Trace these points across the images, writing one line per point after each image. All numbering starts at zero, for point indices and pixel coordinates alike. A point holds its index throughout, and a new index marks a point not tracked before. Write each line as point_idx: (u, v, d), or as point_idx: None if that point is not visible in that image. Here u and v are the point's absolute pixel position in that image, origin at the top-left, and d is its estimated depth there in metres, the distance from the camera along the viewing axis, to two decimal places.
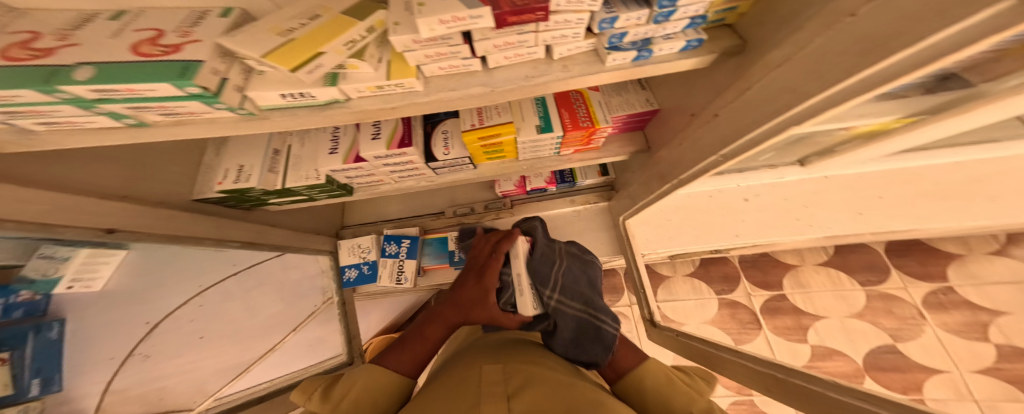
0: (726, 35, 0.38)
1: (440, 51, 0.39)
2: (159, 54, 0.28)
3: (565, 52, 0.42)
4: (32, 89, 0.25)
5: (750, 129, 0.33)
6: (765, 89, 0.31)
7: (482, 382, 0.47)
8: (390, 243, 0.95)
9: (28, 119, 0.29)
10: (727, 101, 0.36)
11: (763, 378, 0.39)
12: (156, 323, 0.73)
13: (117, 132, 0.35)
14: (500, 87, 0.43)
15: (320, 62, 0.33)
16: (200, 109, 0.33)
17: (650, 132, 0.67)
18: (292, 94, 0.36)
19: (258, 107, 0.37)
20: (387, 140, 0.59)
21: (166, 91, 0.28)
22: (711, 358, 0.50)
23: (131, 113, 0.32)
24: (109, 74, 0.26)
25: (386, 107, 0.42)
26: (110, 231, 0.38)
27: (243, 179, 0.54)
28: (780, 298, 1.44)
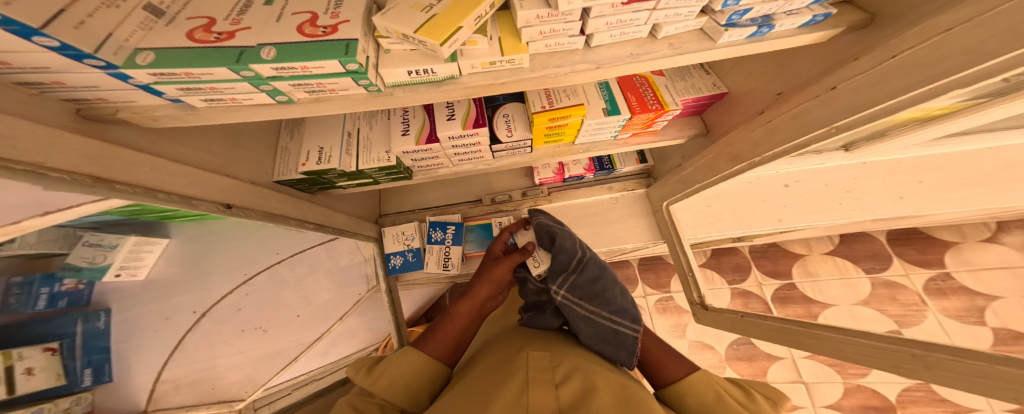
0: (850, 11, 0.39)
1: (556, 27, 0.40)
2: (321, 34, 0.31)
3: (672, 31, 0.43)
4: (226, 67, 0.28)
5: (871, 105, 0.34)
6: (891, 66, 0.32)
7: (527, 365, 0.43)
8: (436, 230, 0.95)
9: (201, 94, 0.32)
10: (846, 75, 0.37)
11: (891, 355, 0.40)
12: (203, 312, 0.68)
13: (264, 108, 0.37)
14: (606, 64, 0.44)
15: (457, 37, 0.33)
16: (344, 86, 0.35)
17: (711, 116, 0.68)
18: (416, 71, 0.36)
19: (383, 83, 0.38)
20: (462, 121, 0.59)
21: (330, 68, 0.30)
22: (798, 337, 0.54)
23: (287, 90, 0.34)
24: (284, 53, 0.29)
25: (495, 82, 0.42)
26: (229, 207, 0.40)
27: (324, 160, 0.53)
28: (790, 287, 1.49)
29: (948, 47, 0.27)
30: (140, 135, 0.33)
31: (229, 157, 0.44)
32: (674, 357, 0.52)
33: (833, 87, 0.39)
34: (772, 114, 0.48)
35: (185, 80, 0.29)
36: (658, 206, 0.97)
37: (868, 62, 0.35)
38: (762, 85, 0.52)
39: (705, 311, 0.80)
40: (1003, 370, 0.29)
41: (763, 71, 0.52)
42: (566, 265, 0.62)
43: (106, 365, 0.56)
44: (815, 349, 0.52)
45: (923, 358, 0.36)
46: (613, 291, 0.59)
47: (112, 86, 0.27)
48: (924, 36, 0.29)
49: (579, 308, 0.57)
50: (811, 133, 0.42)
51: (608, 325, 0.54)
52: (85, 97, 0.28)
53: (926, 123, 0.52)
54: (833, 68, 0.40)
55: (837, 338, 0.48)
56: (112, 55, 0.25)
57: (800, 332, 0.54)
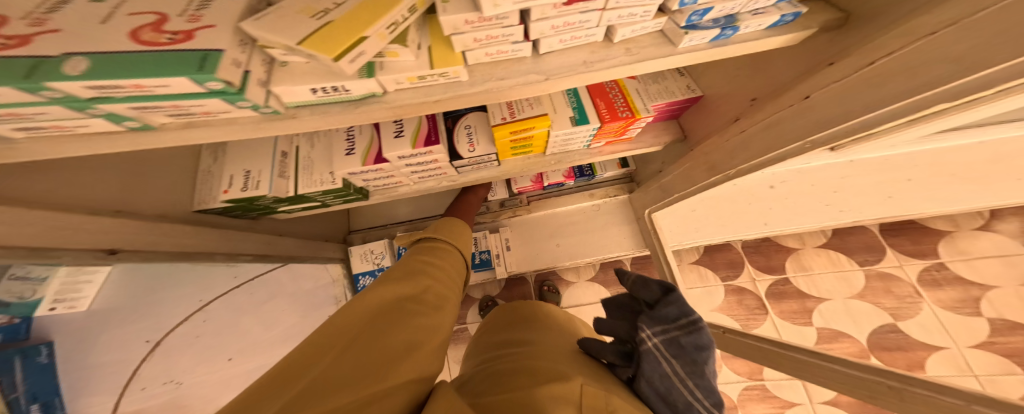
0: (822, 10, 0.34)
1: (493, 34, 0.34)
2: (166, 42, 0.21)
3: (628, 34, 0.37)
4: (9, 87, 0.18)
5: (851, 118, 0.29)
6: (868, 74, 0.27)
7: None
8: (406, 248, 0.90)
9: (11, 124, 0.23)
10: (822, 83, 0.32)
11: (862, 384, 0.37)
12: (156, 341, 0.72)
13: (114, 142, 0.28)
14: (554, 75, 0.38)
15: (363, 49, 0.26)
16: (221, 109, 0.26)
17: (687, 120, 0.63)
18: (324, 89, 0.28)
19: (285, 104, 0.30)
20: (412, 138, 0.53)
21: (181, 86, 0.21)
22: (778, 358, 0.50)
23: (136, 115, 0.25)
24: (104, 66, 0.19)
25: (428, 100, 0.35)
26: (113, 252, 0.33)
27: (252, 185, 0.48)
28: (783, 282, 1.41)
29: (933, 54, 0.22)
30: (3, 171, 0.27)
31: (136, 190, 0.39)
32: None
33: (808, 95, 0.34)
34: (747, 122, 0.44)
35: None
36: (641, 213, 0.92)
37: (845, 67, 0.30)
38: (738, 87, 0.48)
39: None
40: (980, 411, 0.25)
41: (738, 73, 0.47)
42: (669, 310, 0.49)
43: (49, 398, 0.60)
44: (794, 372, 0.47)
45: (899, 392, 0.32)
46: (708, 359, 0.45)
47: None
48: (904, 39, 0.24)
49: (664, 365, 0.45)
50: (786, 145, 0.38)
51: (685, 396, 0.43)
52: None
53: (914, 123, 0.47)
54: (808, 74, 0.36)
55: (811, 362, 0.44)
56: None
57: (779, 354, 0.49)
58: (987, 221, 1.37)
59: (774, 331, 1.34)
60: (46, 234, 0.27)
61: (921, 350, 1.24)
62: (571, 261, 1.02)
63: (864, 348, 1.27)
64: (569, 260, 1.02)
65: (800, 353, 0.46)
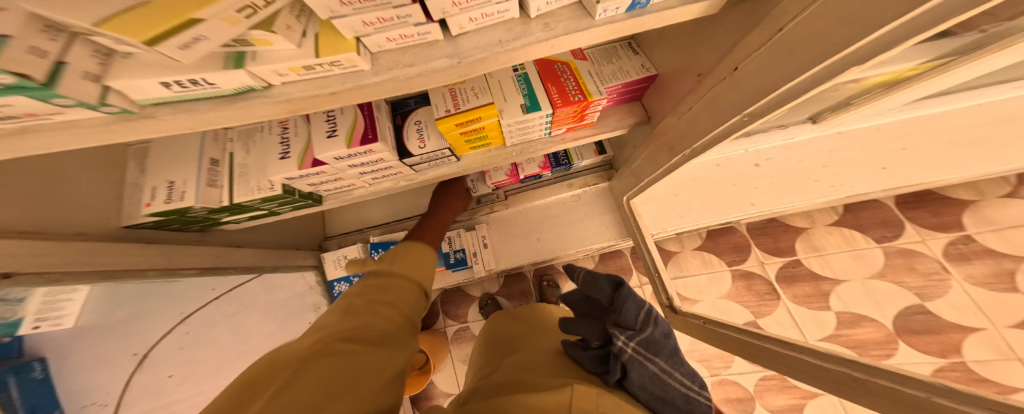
0: None
1: (383, 15, 0.30)
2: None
3: (543, 7, 0.33)
4: None
5: (777, 85, 0.27)
6: (781, 41, 0.26)
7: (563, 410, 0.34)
8: (379, 252, 0.88)
9: None
10: (744, 53, 0.31)
11: (833, 376, 0.34)
12: (145, 353, 0.65)
13: None
14: (468, 57, 0.34)
15: (199, 33, 0.22)
16: (37, 109, 0.22)
17: (650, 100, 0.57)
18: (179, 82, 0.25)
19: (135, 101, 0.27)
20: (346, 138, 0.50)
21: None
22: (750, 349, 0.47)
23: None
24: None
25: (322, 93, 0.32)
26: (6, 276, 0.30)
27: (177, 197, 0.46)
28: (794, 264, 1.33)
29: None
30: None
31: (48, 211, 0.37)
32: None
33: (735, 68, 0.32)
34: (691, 99, 0.41)
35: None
36: (620, 201, 0.87)
37: (759, 36, 0.28)
38: (681, 63, 0.44)
39: (674, 314, 0.72)
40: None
41: (679, 45, 0.43)
42: (633, 313, 0.51)
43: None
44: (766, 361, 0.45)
45: (864, 383, 0.31)
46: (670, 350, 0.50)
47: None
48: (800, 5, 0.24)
49: (647, 368, 0.45)
50: (727, 120, 0.35)
51: (683, 391, 0.45)
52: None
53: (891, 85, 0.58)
54: (731, 46, 0.34)
55: (780, 352, 0.42)
56: None
57: (751, 344, 0.47)
58: (1016, 187, 1.28)
59: (787, 317, 1.25)
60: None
61: (955, 333, 1.12)
62: (552, 255, 0.98)
63: (890, 333, 1.17)
64: (551, 255, 0.98)
65: (770, 343, 0.44)
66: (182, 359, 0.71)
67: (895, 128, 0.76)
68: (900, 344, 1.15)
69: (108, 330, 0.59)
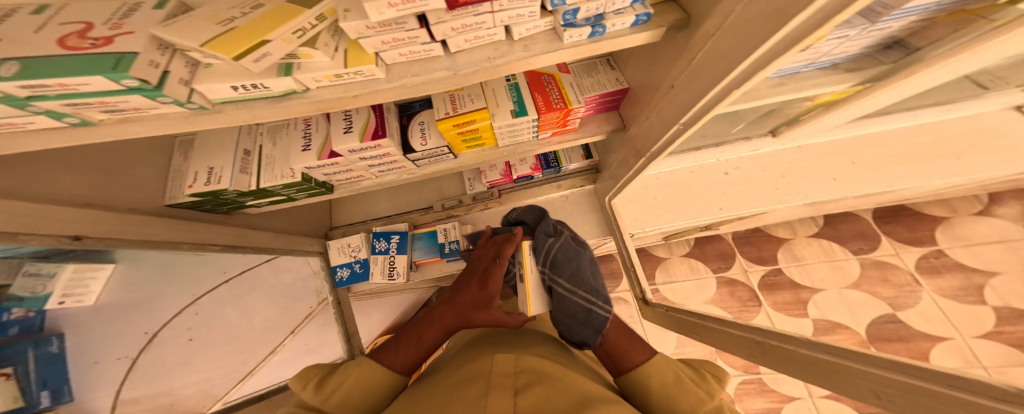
0: (671, 9, 0.37)
1: (398, 36, 0.38)
2: (88, 47, 0.26)
3: (525, 32, 0.41)
4: None
5: (694, 103, 0.33)
6: (696, 66, 0.32)
7: (493, 372, 0.46)
8: (380, 240, 0.96)
9: None
10: (675, 74, 0.37)
11: (747, 342, 0.42)
12: (156, 333, 0.68)
13: (64, 133, 0.32)
14: (462, 70, 0.43)
15: (267, 50, 0.31)
16: (144, 104, 0.30)
17: (624, 111, 0.65)
18: (244, 86, 0.34)
19: (210, 101, 0.35)
20: (360, 133, 0.58)
21: (102, 85, 0.26)
22: (699, 329, 0.54)
23: (72, 111, 0.29)
24: (38, 70, 0.24)
25: (347, 96, 0.41)
26: (77, 238, 0.37)
27: (215, 180, 0.53)
28: (777, 273, 1.41)
29: (724, 43, 0.26)
30: None
31: (108, 186, 0.44)
32: (637, 342, 0.56)
33: (670, 85, 0.38)
34: (649, 110, 0.47)
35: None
36: (603, 202, 0.94)
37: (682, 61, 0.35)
38: (644, 80, 0.50)
39: (645, 306, 0.79)
40: (841, 364, 0.28)
41: (642, 64, 0.50)
42: (552, 242, 0.74)
43: (63, 386, 0.57)
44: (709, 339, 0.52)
45: (767, 347, 0.38)
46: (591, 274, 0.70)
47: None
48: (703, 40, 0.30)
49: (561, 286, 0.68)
50: (669, 130, 0.41)
51: (585, 305, 0.63)
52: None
53: (832, 106, 0.64)
54: (672, 66, 0.40)
55: (718, 329, 0.49)
56: None
57: (699, 325, 0.54)
58: (986, 206, 1.39)
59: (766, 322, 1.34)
60: (28, 219, 0.32)
61: (924, 341, 1.23)
62: None
63: (863, 340, 1.26)
64: None
65: (712, 323, 0.51)
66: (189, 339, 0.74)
67: (851, 145, 0.85)
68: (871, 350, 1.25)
69: (127, 310, 0.62)
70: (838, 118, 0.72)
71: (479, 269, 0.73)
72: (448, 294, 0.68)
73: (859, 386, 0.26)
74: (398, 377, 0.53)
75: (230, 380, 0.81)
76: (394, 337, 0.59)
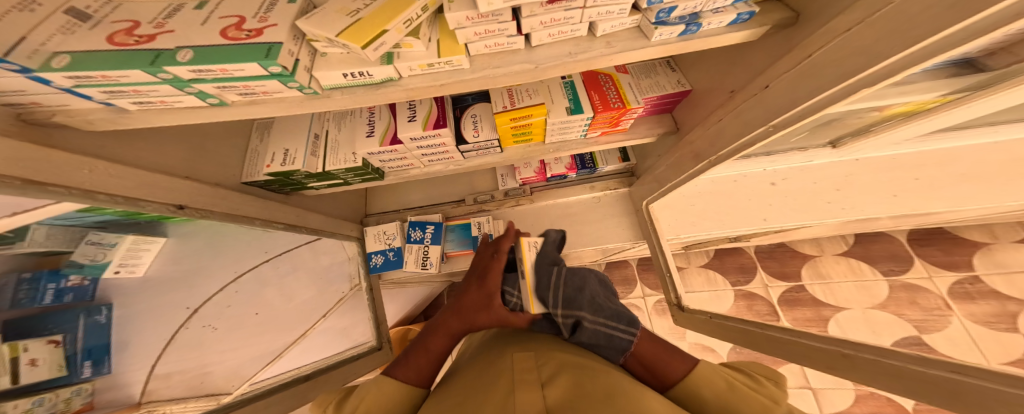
0: (776, 8, 0.36)
1: (490, 28, 0.41)
2: (244, 38, 0.32)
3: (607, 29, 0.42)
4: (140, 69, 0.28)
5: (798, 103, 0.30)
6: (808, 65, 0.29)
7: (516, 369, 0.52)
8: (415, 230, 0.97)
9: (130, 98, 0.32)
10: (775, 73, 0.34)
11: (825, 355, 0.35)
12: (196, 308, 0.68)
13: (200, 113, 0.37)
14: (543, 64, 0.43)
15: (384, 40, 0.36)
16: (275, 88, 0.35)
17: (680, 113, 0.65)
18: (352, 73, 0.38)
19: (321, 86, 0.39)
20: (423, 122, 0.60)
21: (252, 71, 0.31)
22: (757, 338, 0.48)
23: (216, 93, 0.34)
24: (205, 56, 0.29)
25: (435, 84, 0.44)
26: (180, 207, 0.39)
27: (289, 162, 0.55)
28: (798, 290, 1.53)
29: (855, 44, 0.24)
30: (90, 142, 0.33)
31: (196, 161, 0.45)
32: (673, 353, 0.56)
33: (766, 85, 0.35)
34: (723, 112, 0.45)
35: (106, 82, 0.29)
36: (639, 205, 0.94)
37: (789, 61, 0.32)
38: (717, 82, 0.49)
39: (682, 312, 0.76)
40: (941, 376, 0.24)
41: (718, 67, 0.49)
42: (557, 271, 0.73)
43: (106, 356, 0.54)
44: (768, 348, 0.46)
45: (852, 359, 0.32)
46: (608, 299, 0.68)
47: (37, 90, 0.27)
48: (828, 36, 0.27)
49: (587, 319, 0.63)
50: (752, 131, 0.38)
51: (605, 332, 0.61)
52: (18, 101, 0.27)
53: (909, 119, 0.58)
54: (767, 67, 0.37)
55: (784, 338, 0.42)
56: (25, 58, 0.25)
57: (758, 334, 0.48)
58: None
59: None
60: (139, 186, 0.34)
61: None
62: (569, 250, 1.03)
63: None
64: (570, 250, 1.03)
65: (777, 332, 0.44)
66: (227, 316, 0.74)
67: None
68: None
69: (173, 281, 0.64)
70: (908, 134, 0.65)
71: (476, 273, 0.78)
72: (450, 302, 0.72)
73: (988, 404, 0.21)
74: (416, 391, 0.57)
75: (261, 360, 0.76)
76: (408, 351, 0.64)
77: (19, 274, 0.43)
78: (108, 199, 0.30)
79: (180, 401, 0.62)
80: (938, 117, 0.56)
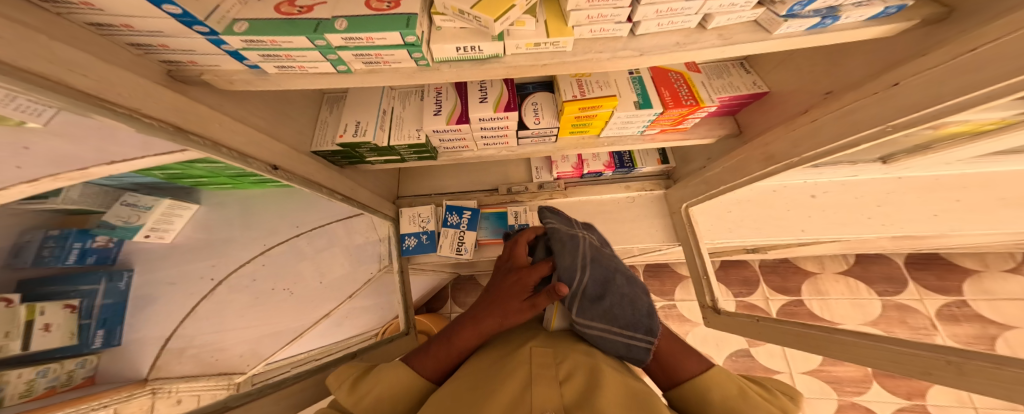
0: (923, 5, 0.36)
1: (602, 13, 0.40)
2: (387, 8, 0.33)
3: (723, 22, 0.41)
4: (305, 36, 0.30)
5: (938, 101, 0.30)
6: (961, 62, 0.29)
7: (532, 363, 0.50)
8: (452, 214, 0.96)
9: (276, 62, 0.35)
10: (912, 71, 0.34)
11: (924, 361, 0.37)
12: (220, 281, 0.65)
13: (325, 79, 0.39)
14: (651, 52, 0.43)
15: (510, 15, 0.35)
16: (400, 58, 0.37)
17: (746, 117, 0.66)
18: (464, 48, 0.38)
19: (433, 58, 0.39)
20: (494, 103, 0.59)
21: (391, 39, 0.32)
22: (818, 341, 0.50)
23: (349, 60, 0.36)
24: (358, 25, 0.31)
25: (538, 64, 0.42)
26: (274, 168, 0.42)
27: (360, 133, 0.55)
28: (796, 303, 1.46)
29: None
30: (215, 98, 0.36)
31: (276, 123, 0.47)
32: (689, 351, 0.52)
33: (893, 84, 0.35)
34: (818, 112, 0.45)
35: (269, 47, 0.32)
36: (676, 207, 0.96)
37: (938, 57, 0.31)
38: (811, 83, 0.49)
39: (719, 315, 0.76)
40: None
41: (812, 69, 0.49)
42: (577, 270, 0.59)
43: (118, 327, 0.54)
44: (833, 351, 0.48)
45: (959, 366, 0.33)
46: (630, 299, 0.56)
47: (204, 51, 0.30)
48: (997, 34, 0.27)
49: (595, 325, 0.54)
50: (863, 131, 0.38)
51: (623, 340, 0.53)
52: (179, 59, 0.31)
53: (969, 139, 0.59)
54: (894, 66, 0.37)
55: (854, 342, 0.44)
56: (217, 23, 0.28)
57: (819, 336, 0.50)
58: (1021, 265, 1.38)
59: None
60: (243, 139, 0.37)
61: None
62: None
63: (867, 374, 1.38)
64: None
65: (846, 335, 0.46)
66: (252, 292, 0.71)
67: (948, 180, 0.80)
68: (873, 384, 1.36)
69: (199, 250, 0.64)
70: (958, 154, 0.67)
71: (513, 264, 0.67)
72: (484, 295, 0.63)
73: None
74: (428, 383, 0.53)
75: (278, 340, 0.71)
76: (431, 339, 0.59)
77: (45, 231, 0.42)
78: (228, 152, 0.34)
79: (190, 379, 0.53)
80: (1001, 136, 0.57)
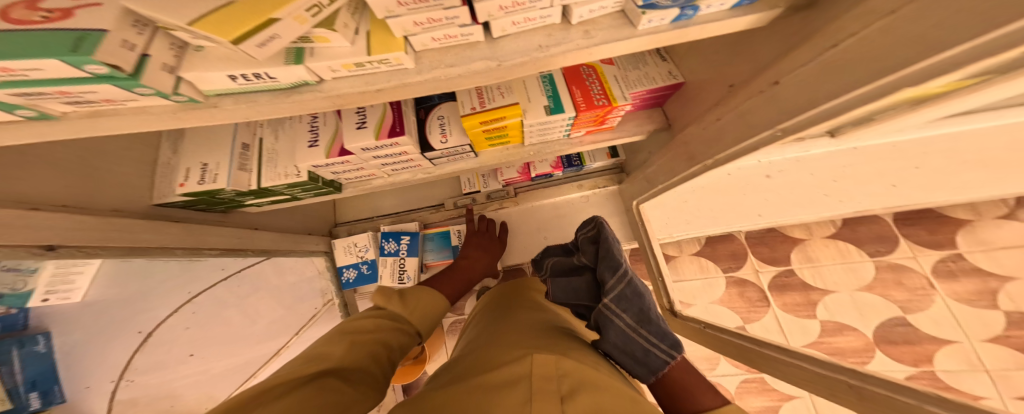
0: None
1: (434, 16, 0.31)
2: (37, 20, 0.24)
3: (586, 14, 0.33)
4: None
5: (818, 103, 0.24)
6: (831, 55, 0.23)
7: (532, 374, 0.31)
8: (390, 241, 0.90)
9: None
10: (791, 66, 0.27)
11: (830, 382, 0.31)
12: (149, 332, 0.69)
13: (49, 126, 0.30)
14: (508, 61, 0.35)
15: (273, 31, 0.26)
16: (119, 95, 0.28)
17: (671, 107, 0.58)
18: (244, 75, 0.30)
19: (202, 92, 0.32)
20: (375, 129, 0.51)
21: (55, 69, 0.23)
22: (753, 357, 0.43)
23: (23, 102, 0.26)
24: None
25: (368, 89, 0.34)
26: (51, 248, 0.33)
27: (209, 179, 0.49)
28: (788, 273, 1.23)
29: (893, 37, 0.18)
30: None
31: (84, 185, 0.41)
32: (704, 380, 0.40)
33: (776, 82, 0.29)
34: (721, 110, 0.39)
35: None
36: (629, 204, 0.88)
37: (810, 50, 0.26)
38: (717, 73, 0.42)
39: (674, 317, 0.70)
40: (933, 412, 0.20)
41: (715, 57, 0.42)
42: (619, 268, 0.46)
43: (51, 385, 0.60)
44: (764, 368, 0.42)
45: (860, 391, 0.28)
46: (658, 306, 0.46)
47: None
48: (863, 22, 0.20)
49: (619, 321, 0.42)
50: (757, 134, 0.32)
51: (642, 344, 0.41)
52: None
53: None
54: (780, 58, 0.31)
55: (778, 357, 0.39)
56: None
57: (752, 351, 0.44)
58: None
59: (775, 326, 1.18)
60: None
61: (931, 344, 1.09)
62: None
63: (870, 342, 1.12)
64: None
65: (771, 350, 0.40)
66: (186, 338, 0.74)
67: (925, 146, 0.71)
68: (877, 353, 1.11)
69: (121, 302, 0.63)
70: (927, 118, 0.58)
71: None
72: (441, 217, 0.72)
73: None
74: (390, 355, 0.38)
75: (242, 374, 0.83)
76: None
77: None
78: None
79: None
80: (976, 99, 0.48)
